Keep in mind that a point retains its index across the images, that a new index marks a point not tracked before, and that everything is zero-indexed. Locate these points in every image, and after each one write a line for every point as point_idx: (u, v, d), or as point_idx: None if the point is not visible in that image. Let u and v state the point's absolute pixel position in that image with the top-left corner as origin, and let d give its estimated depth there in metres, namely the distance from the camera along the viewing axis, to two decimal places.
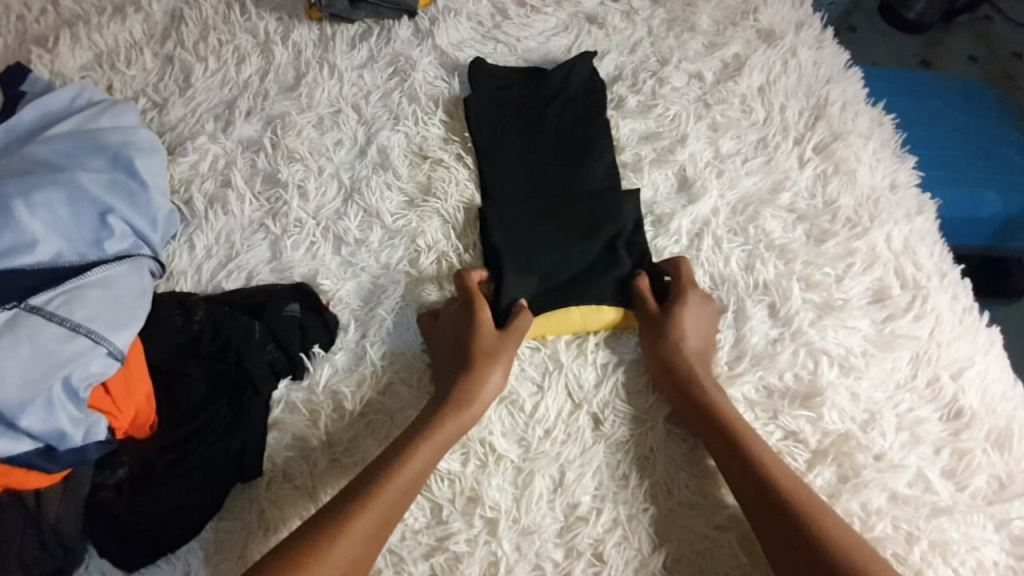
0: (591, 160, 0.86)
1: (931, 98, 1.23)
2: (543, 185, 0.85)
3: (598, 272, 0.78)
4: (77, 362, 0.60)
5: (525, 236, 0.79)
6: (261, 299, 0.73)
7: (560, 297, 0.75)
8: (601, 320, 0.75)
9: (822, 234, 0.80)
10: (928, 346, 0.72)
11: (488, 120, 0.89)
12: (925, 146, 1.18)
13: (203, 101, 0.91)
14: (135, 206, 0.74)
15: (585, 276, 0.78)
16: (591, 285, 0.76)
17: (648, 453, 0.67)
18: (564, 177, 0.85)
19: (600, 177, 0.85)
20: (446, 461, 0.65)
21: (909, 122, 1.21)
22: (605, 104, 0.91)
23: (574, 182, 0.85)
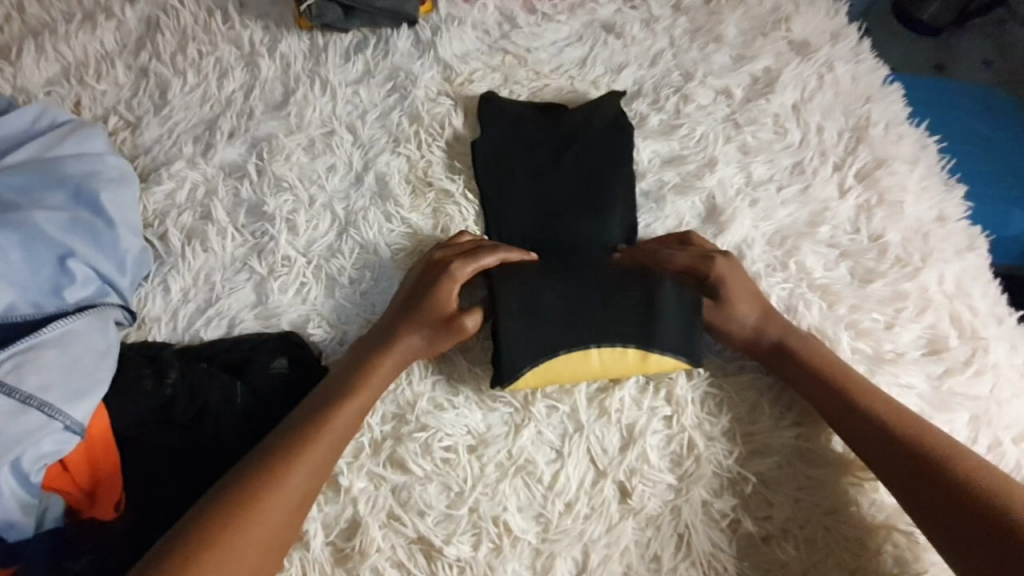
0: (614, 186, 0.78)
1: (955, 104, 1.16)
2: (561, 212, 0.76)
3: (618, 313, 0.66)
4: (29, 442, 0.52)
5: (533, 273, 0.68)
6: (244, 353, 0.64)
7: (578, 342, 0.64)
8: (623, 367, 0.64)
9: (868, 274, 0.72)
10: (989, 405, 0.65)
11: (497, 141, 0.80)
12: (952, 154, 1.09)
13: (181, 120, 0.82)
14: (100, 247, 0.65)
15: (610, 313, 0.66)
16: (614, 325, 0.65)
17: (683, 531, 0.60)
18: (585, 203, 0.77)
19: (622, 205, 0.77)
20: (454, 545, 0.57)
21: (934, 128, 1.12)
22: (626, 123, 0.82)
23: (596, 209, 0.76)
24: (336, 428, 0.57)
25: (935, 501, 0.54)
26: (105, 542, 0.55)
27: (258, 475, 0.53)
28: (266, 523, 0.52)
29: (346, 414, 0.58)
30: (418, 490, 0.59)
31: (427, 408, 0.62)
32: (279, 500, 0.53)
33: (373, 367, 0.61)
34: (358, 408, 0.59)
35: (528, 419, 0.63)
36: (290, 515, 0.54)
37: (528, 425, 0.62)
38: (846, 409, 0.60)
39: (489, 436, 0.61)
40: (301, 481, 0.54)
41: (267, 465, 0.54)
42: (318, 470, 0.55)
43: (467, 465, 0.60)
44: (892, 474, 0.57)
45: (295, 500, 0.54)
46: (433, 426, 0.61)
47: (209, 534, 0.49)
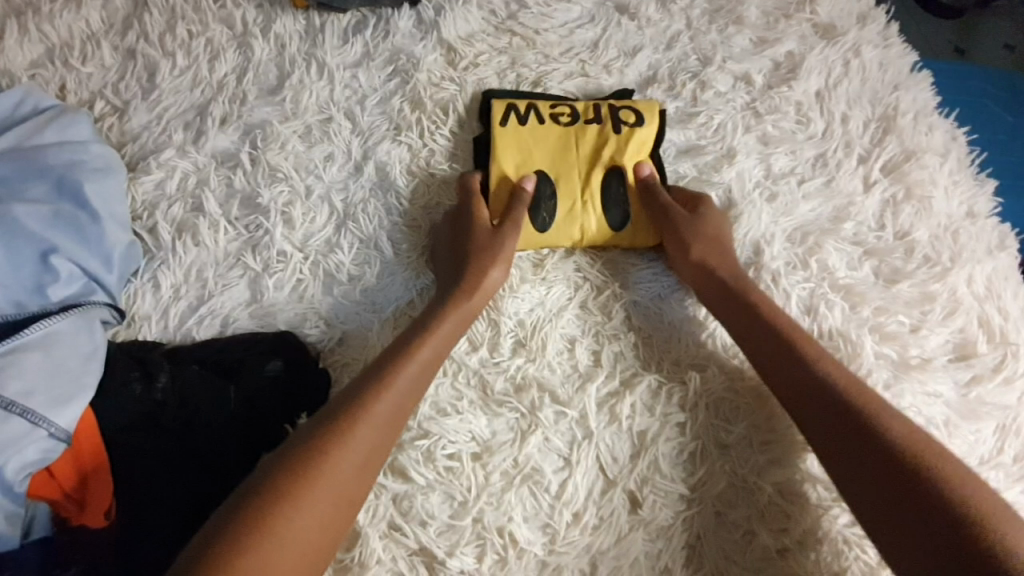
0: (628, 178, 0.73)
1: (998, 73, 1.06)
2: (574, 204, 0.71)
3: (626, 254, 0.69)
4: (11, 450, 0.50)
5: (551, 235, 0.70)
6: (238, 354, 0.61)
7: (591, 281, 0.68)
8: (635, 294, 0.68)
9: (894, 274, 0.68)
10: (1018, 414, 0.62)
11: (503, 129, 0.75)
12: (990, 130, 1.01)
13: (171, 105, 0.78)
14: (85, 242, 0.62)
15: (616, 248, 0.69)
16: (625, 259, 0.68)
17: (694, 541, 0.58)
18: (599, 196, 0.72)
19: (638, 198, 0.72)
20: (458, 557, 0.55)
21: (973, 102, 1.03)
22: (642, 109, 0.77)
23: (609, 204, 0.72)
24: (380, 412, 0.54)
25: (880, 488, 0.49)
26: (95, 550, 0.53)
27: (299, 461, 0.49)
28: (313, 513, 0.48)
29: (390, 399, 0.55)
30: (420, 500, 0.56)
31: (430, 415, 0.59)
32: (326, 488, 0.49)
33: (405, 355, 0.57)
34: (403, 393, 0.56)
35: (535, 425, 0.60)
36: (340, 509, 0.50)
37: (535, 432, 0.60)
38: (802, 388, 0.57)
39: (494, 444, 0.59)
40: (346, 468, 0.51)
41: (307, 450, 0.50)
42: (364, 459, 0.52)
43: (472, 474, 0.57)
44: (839, 457, 0.53)
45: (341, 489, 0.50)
46: (436, 433, 0.59)
47: (252, 525, 0.45)
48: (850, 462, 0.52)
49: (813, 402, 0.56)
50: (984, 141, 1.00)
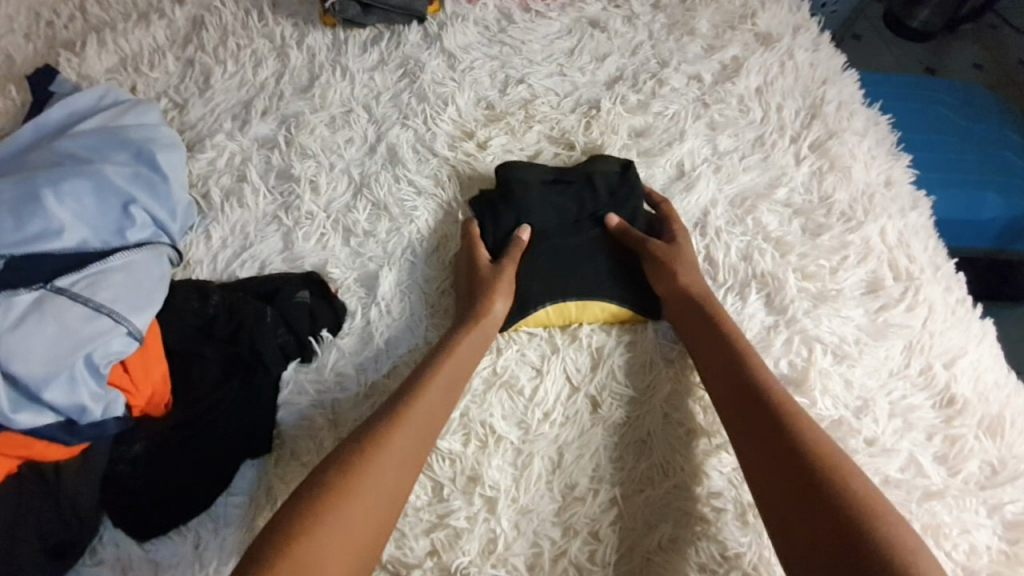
0: (575, 181, 0.82)
1: (929, 103, 1.26)
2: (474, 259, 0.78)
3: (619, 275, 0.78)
4: (99, 340, 0.63)
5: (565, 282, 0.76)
6: (273, 284, 0.75)
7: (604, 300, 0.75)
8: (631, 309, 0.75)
9: (818, 229, 0.81)
10: (921, 335, 0.74)
11: (497, 132, 0.92)
12: (925, 148, 1.20)
13: (221, 101, 0.95)
14: (156, 197, 0.77)
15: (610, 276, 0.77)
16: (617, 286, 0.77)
17: (645, 437, 0.69)
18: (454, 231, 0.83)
19: (636, 189, 0.82)
20: (448, 441, 0.67)
21: (907, 126, 1.23)
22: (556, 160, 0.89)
23: (580, 207, 0.81)
24: (387, 467, 0.59)
25: (806, 534, 0.53)
26: (155, 431, 0.66)
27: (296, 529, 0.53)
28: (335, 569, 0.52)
29: (404, 459, 0.60)
30: None
31: None
32: (336, 537, 0.53)
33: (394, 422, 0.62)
34: (417, 443, 0.62)
35: (510, 342, 0.73)
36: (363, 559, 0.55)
37: (511, 348, 0.73)
38: (755, 419, 0.62)
39: None
40: (358, 525, 0.55)
41: (298, 518, 0.53)
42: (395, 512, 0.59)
43: None
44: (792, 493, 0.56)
45: (350, 542, 0.54)
46: None
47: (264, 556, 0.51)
48: (780, 502, 0.56)
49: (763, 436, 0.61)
50: (918, 156, 1.18)
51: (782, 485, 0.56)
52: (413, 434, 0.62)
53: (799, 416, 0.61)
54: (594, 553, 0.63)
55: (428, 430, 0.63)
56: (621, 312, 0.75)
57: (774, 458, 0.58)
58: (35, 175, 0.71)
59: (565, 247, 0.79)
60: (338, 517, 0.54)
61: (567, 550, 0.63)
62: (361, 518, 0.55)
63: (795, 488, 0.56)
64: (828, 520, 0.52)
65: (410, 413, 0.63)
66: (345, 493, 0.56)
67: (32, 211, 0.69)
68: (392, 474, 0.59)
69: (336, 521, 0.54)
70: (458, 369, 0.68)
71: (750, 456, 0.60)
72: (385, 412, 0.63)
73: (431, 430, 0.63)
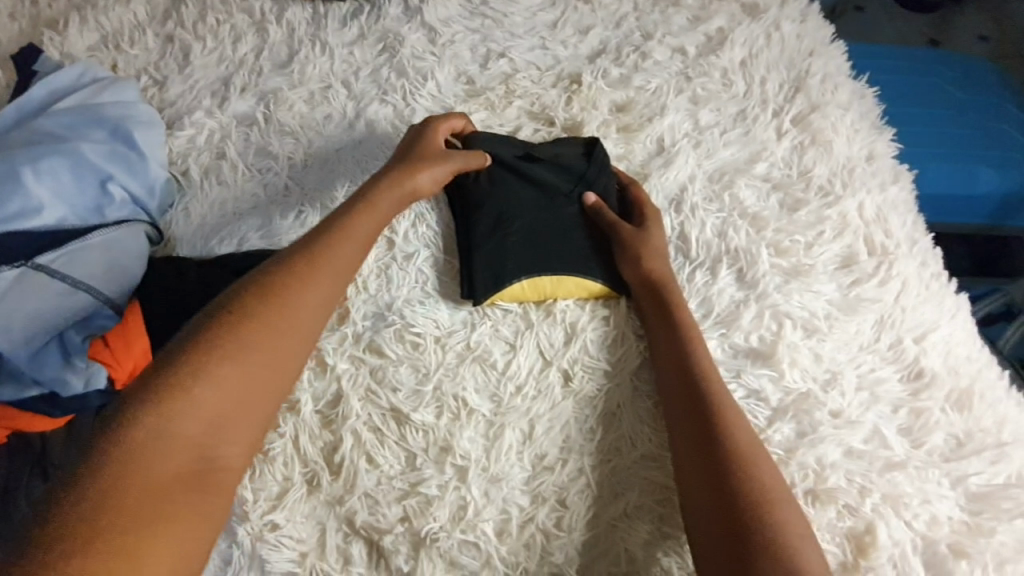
0: (544, 162, 0.82)
1: (926, 76, 1.24)
2: (421, 145, 0.80)
3: (591, 252, 0.78)
4: (82, 315, 0.67)
5: (537, 259, 0.76)
6: (251, 262, 0.76)
7: (577, 275, 0.76)
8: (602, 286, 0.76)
9: (795, 203, 0.81)
10: (892, 309, 0.74)
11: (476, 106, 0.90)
12: (920, 122, 1.17)
13: (201, 78, 0.95)
14: (134, 175, 0.78)
15: (582, 253, 0.78)
16: (590, 264, 0.77)
17: (616, 409, 0.70)
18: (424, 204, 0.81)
19: (604, 168, 0.82)
20: (421, 413, 0.68)
21: (903, 100, 1.20)
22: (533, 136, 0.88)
23: (550, 186, 0.81)
24: (273, 333, 0.59)
25: (709, 528, 0.59)
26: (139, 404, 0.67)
27: (169, 388, 0.53)
28: (227, 445, 0.54)
29: (294, 331, 0.61)
30: (391, 371, 0.70)
31: (402, 304, 0.74)
32: (216, 404, 0.54)
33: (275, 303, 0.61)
34: (307, 317, 0.62)
35: (484, 317, 0.74)
36: (249, 419, 0.56)
37: (485, 323, 0.74)
38: (686, 408, 0.65)
39: (451, 329, 0.73)
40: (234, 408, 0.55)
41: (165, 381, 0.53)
42: (287, 371, 0.59)
43: (433, 352, 0.72)
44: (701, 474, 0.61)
45: (233, 414, 0.55)
46: (407, 317, 0.73)
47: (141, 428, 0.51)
48: (697, 498, 0.61)
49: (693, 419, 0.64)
50: (912, 131, 1.16)
51: (698, 481, 0.61)
52: (301, 308, 0.62)
53: (733, 419, 0.64)
54: (561, 520, 0.65)
55: (321, 305, 0.64)
56: (595, 288, 0.76)
57: (703, 452, 0.62)
58: (14, 153, 0.72)
59: (540, 225, 0.79)
60: (216, 379, 0.55)
61: (535, 517, 0.65)
62: (244, 383, 0.56)
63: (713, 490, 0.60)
64: (728, 519, 0.58)
65: (300, 289, 0.62)
66: (228, 356, 0.56)
67: (12, 190, 0.69)
68: (277, 339, 0.59)
69: (215, 385, 0.54)
70: (354, 254, 0.68)
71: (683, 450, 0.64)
72: (275, 282, 0.62)
73: (324, 306, 0.64)
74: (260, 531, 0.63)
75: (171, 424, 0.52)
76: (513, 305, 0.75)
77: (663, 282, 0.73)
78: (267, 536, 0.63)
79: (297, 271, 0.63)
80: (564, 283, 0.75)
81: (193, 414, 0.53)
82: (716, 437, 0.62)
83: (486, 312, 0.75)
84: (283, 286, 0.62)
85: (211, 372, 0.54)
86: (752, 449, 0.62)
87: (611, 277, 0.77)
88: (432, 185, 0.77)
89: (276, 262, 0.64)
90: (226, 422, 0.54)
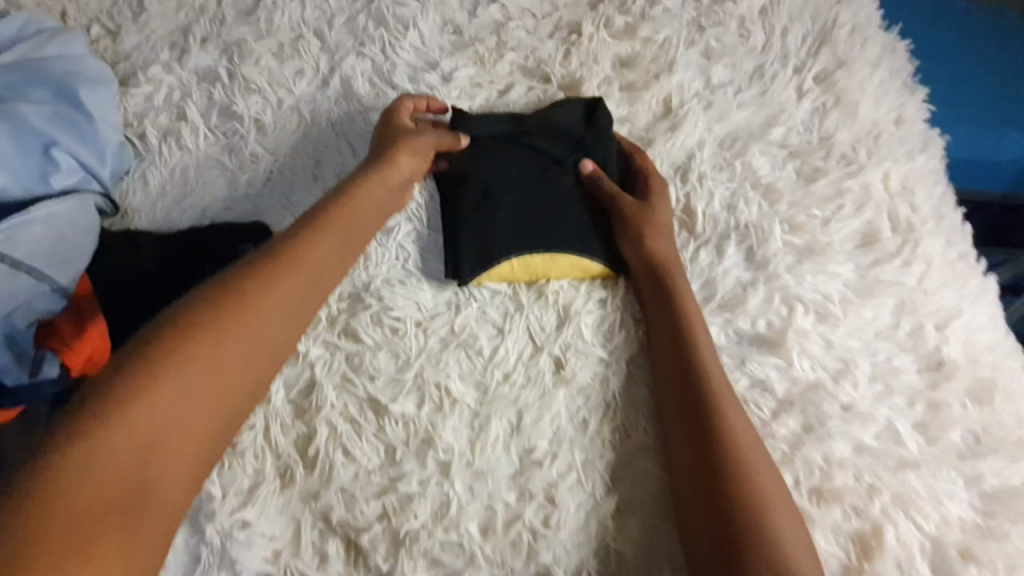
0: (538, 128, 0.74)
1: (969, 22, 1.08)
2: (389, 129, 0.72)
3: (588, 228, 0.71)
4: (25, 299, 0.62)
5: (529, 235, 0.70)
6: (214, 237, 0.70)
7: (573, 253, 0.69)
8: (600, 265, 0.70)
9: (814, 173, 0.74)
10: (914, 294, 0.68)
11: (464, 60, 0.80)
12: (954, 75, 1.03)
13: (159, 28, 0.82)
14: (81, 139, 0.71)
15: (578, 229, 0.71)
16: (586, 241, 0.70)
17: (611, 399, 0.65)
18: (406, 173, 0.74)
19: (605, 134, 0.73)
20: (401, 403, 0.64)
21: (936, 49, 1.06)
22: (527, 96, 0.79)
23: (543, 155, 0.74)
24: (243, 334, 0.51)
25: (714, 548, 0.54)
26: None
27: (105, 405, 0.43)
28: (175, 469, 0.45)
29: (260, 340, 0.52)
30: (369, 357, 0.65)
31: (381, 285, 0.68)
32: (160, 423, 0.44)
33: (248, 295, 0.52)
34: (275, 322, 0.53)
35: (470, 299, 0.68)
36: (201, 445, 0.47)
37: (471, 305, 0.68)
38: (688, 416, 0.60)
39: (434, 312, 0.68)
40: (193, 419, 0.46)
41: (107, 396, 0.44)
42: (249, 387, 0.51)
43: (414, 336, 0.66)
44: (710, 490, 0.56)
45: (180, 438, 0.45)
46: (386, 299, 0.67)
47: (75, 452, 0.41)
48: (686, 502, 0.57)
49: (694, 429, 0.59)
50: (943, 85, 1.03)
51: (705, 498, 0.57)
52: (270, 314, 0.53)
53: (728, 417, 0.59)
54: (548, 517, 0.61)
55: (293, 311, 0.55)
56: (591, 268, 0.70)
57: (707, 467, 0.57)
58: None
59: (532, 197, 0.72)
60: (170, 390, 0.45)
61: (521, 513, 0.61)
62: (198, 401, 0.47)
63: (700, 494, 0.56)
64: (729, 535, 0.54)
65: (269, 292, 0.54)
66: (181, 367, 0.46)
67: None
68: (239, 349, 0.50)
69: (160, 405, 0.44)
70: (331, 254, 0.60)
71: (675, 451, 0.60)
72: (238, 283, 0.53)
73: (297, 312, 0.56)
74: (230, 529, 0.60)
75: (106, 448, 0.41)
76: (503, 286, 0.69)
77: (662, 265, 0.67)
78: (237, 534, 0.60)
79: (265, 271, 0.55)
80: (557, 261, 0.69)
81: (135, 434, 0.43)
82: (730, 452, 0.57)
83: (472, 293, 0.69)
84: (251, 288, 0.53)
85: (156, 387, 0.45)
86: (764, 459, 0.57)
87: (609, 255, 0.70)
88: (411, 171, 0.70)
89: (240, 263, 0.55)
90: (171, 445, 0.45)
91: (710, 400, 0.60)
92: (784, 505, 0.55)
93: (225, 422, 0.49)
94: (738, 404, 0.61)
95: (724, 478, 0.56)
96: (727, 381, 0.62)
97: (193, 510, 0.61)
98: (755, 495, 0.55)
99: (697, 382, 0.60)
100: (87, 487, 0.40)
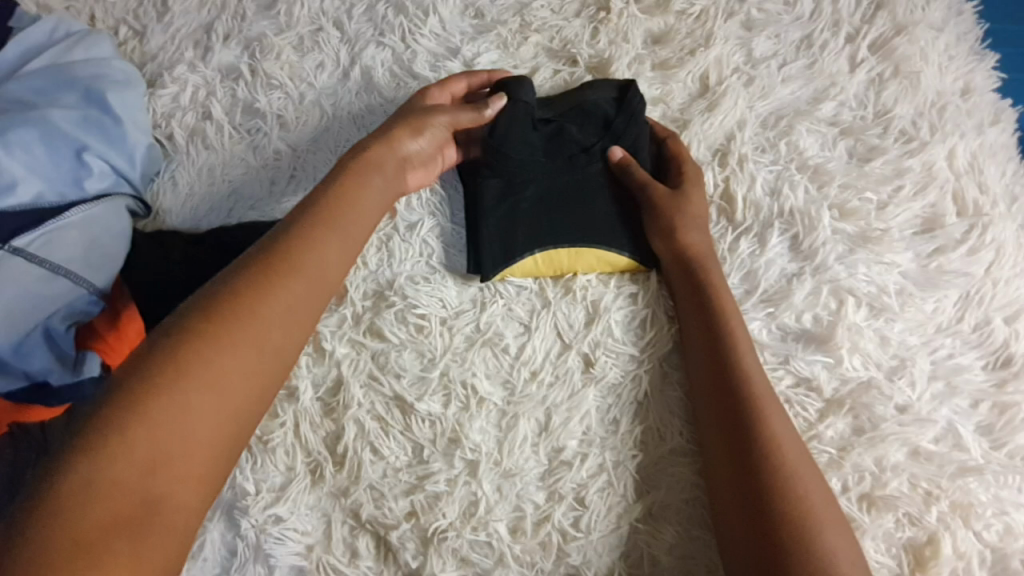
0: (565, 113, 0.71)
1: None
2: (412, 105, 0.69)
3: (616, 219, 0.68)
4: (63, 302, 0.63)
5: (553, 229, 0.67)
6: (241, 236, 0.70)
7: (600, 247, 0.66)
8: (628, 260, 0.66)
9: (868, 153, 0.67)
10: (981, 284, 0.62)
11: (487, 43, 0.77)
12: None
13: (182, 26, 0.81)
14: (111, 143, 0.72)
15: (606, 221, 0.68)
16: (614, 234, 0.67)
17: (642, 399, 0.63)
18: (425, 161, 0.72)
19: (637, 117, 0.69)
20: (426, 402, 0.63)
21: None
22: (553, 79, 0.75)
23: (569, 140, 0.70)
24: (257, 336, 0.48)
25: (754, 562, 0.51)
26: None
27: (101, 429, 0.40)
28: (186, 479, 0.42)
29: (262, 348, 0.48)
30: (394, 356, 0.64)
31: (405, 282, 0.67)
32: (160, 441, 0.41)
33: (257, 293, 0.49)
34: (289, 324, 0.50)
35: (495, 295, 0.66)
36: (207, 463, 0.43)
37: (496, 302, 0.66)
38: (727, 421, 0.56)
39: (460, 310, 0.66)
40: (208, 426, 0.43)
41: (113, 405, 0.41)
42: (256, 398, 0.47)
43: (439, 335, 0.65)
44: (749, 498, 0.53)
45: (191, 448, 0.42)
46: (410, 297, 0.66)
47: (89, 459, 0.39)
48: (725, 504, 0.55)
49: (733, 436, 0.55)
50: None
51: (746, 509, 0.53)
52: (270, 318, 0.49)
53: (770, 419, 0.55)
54: (579, 519, 0.60)
55: (295, 313, 0.51)
56: (619, 262, 0.66)
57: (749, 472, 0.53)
58: None
59: (557, 188, 0.69)
60: (185, 397, 0.43)
61: (551, 515, 0.60)
62: (201, 416, 0.43)
63: (743, 507, 0.53)
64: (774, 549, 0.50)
65: (267, 294, 0.50)
66: (175, 381, 0.43)
67: None
68: (239, 357, 0.46)
69: (170, 414, 0.42)
70: (338, 253, 0.56)
71: (714, 454, 0.57)
72: (233, 290, 0.49)
73: (300, 314, 0.51)
74: (264, 524, 0.61)
75: (106, 470, 0.39)
76: (528, 281, 0.67)
77: (696, 261, 0.63)
78: (271, 529, 0.61)
79: (260, 275, 0.51)
80: (582, 256, 0.66)
81: (133, 455, 0.40)
82: (770, 458, 0.53)
83: (496, 290, 0.66)
84: (246, 293, 0.49)
85: (152, 406, 0.42)
86: (805, 465, 0.54)
87: (638, 248, 0.67)
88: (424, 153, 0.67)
89: (244, 265, 0.52)
90: (174, 467, 0.41)
91: (750, 402, 0.56)
92: (837, 516, 0.52)
93: (232, 438, 0.45)
94: (779, 405, 0.57)
95: (769, 487, 0.52)
96: (771, 385, 0.58)
97: (228, 506, 0.62)
98: (802, 498, 0.51)
99: (737, 385, 0.57)
100: (88, 513, 0.38)
